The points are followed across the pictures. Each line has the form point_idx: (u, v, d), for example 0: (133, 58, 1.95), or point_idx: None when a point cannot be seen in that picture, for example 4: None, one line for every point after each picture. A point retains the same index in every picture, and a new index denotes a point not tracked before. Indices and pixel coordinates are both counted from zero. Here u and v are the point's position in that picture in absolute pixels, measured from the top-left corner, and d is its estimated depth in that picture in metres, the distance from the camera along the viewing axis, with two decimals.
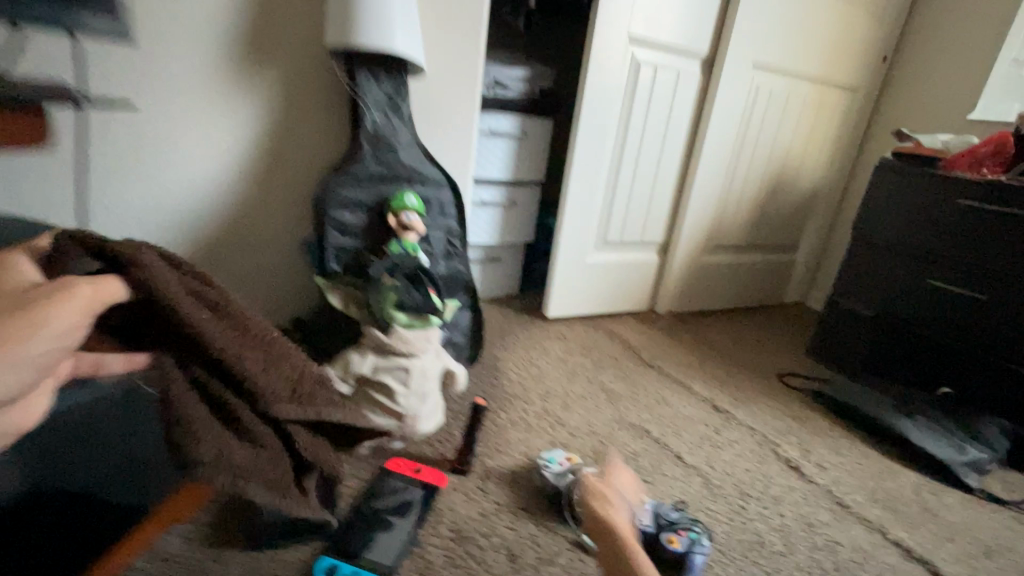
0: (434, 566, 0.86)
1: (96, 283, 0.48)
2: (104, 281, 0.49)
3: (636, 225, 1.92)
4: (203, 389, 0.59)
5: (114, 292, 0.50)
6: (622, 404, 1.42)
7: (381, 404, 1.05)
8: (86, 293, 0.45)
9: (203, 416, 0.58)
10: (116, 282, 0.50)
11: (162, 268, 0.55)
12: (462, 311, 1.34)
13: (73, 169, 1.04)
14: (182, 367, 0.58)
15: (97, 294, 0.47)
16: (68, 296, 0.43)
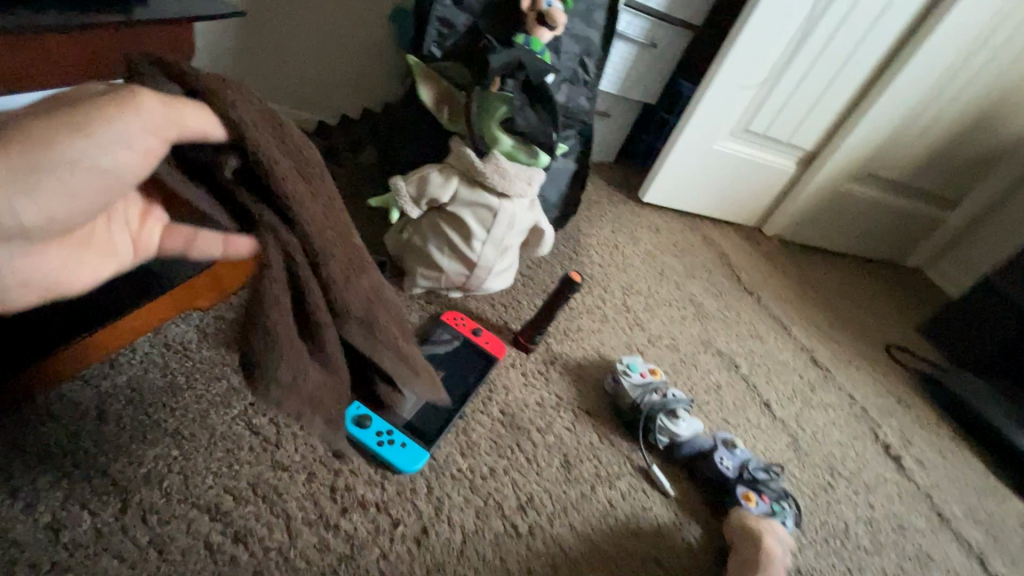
0: (477, 450, 0.71)
1: (144, 91, 0.32)
2: (184, 106, 0.34)
3: (789, 120, 1.51)
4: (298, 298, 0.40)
5: (199, 122, 0.35)
6: (710, 325, 1.19)
7: (451, 243, 0.84)
8: (159, 123, 0.32)
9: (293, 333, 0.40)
10: (201, 111, 0.35)
11: (271, 130, 0.40)
12: (565, 162, 1.05)
13: None
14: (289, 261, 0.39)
15: (170, 118, 0.33)
16: (127, 118, 0.31)
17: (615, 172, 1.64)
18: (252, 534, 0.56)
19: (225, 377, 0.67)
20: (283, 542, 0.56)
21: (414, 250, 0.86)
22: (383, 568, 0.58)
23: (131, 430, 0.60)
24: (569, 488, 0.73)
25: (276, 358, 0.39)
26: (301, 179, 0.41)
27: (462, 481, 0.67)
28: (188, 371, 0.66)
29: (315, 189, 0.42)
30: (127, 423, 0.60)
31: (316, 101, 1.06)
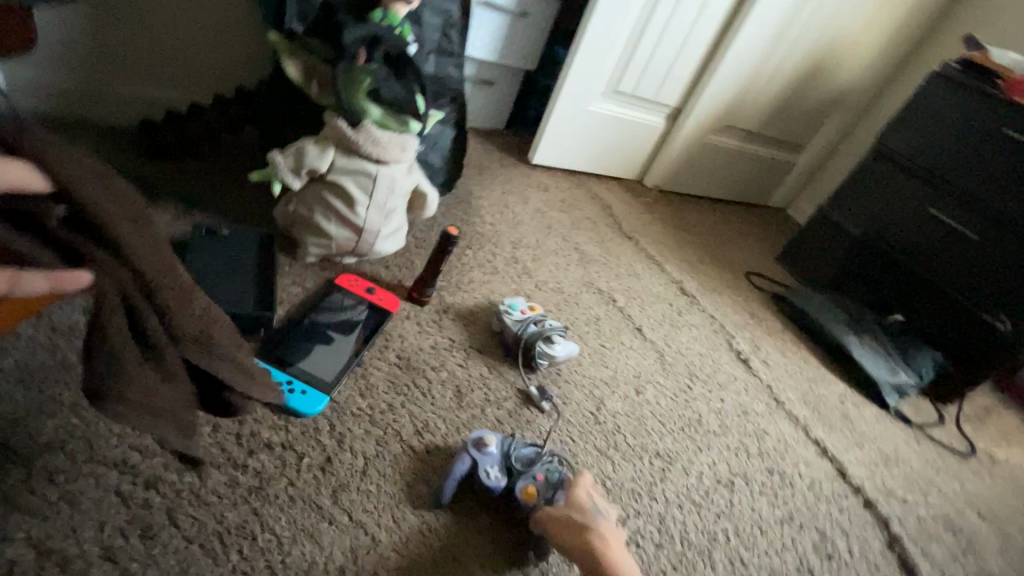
0: (375, 390, 0.80)
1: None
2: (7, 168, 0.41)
3: (653, 79, 1.67)
4: (139, 340, 0.47)
5: (18, 176, 0.41)
6: (593, 269, 1.34)
7: (336, 210, 0.90)
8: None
9: (145, 367, 0.48)
10: (19, 167, 0.41)
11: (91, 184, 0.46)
12: (444, 128, 1.13)
13: None
14: (133, 309, 0.46)
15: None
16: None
17: (505, 137, 1.73)
18: (163, 479, 0.62)
19: None
20: (196, 484, 0.63)
21: (299, 220, 0.92)
22: (291, 493, 0.66)
23: (27, 405, 0.63)
24: (461, 412, 0.84)
25: (132, 395, 0.47)
26: (138, 223, 0.49)
27: (362, 417, 0.76)
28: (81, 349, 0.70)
29: (146, 232, 0.49)
30: (23, 399, 0.63)
31: (190, 82, 1.08)
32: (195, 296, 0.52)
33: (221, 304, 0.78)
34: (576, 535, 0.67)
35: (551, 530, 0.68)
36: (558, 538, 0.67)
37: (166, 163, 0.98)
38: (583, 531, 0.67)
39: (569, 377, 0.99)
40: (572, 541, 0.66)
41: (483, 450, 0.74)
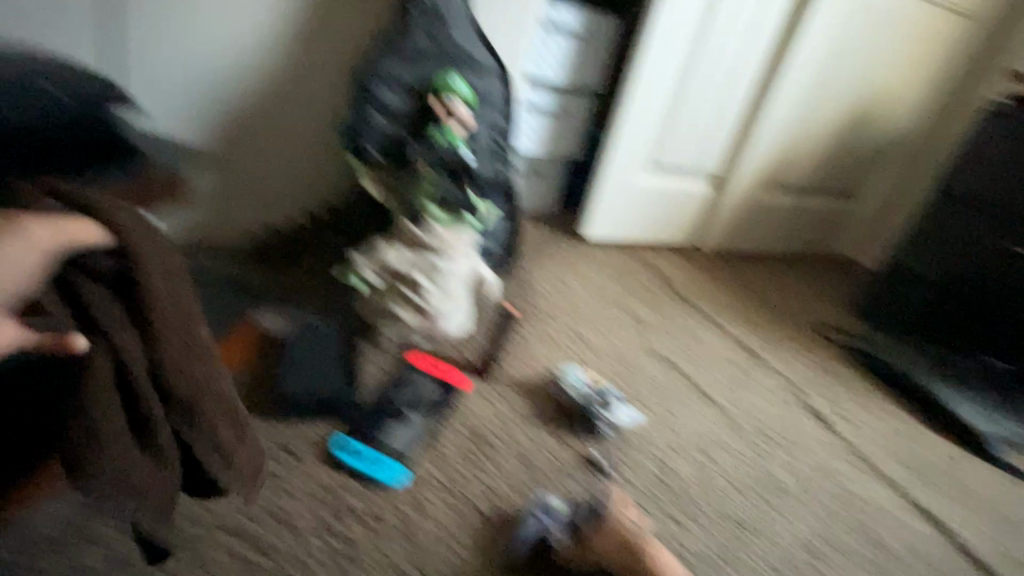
0: (448, 460, 0.87)
1: (35, 219, 0.48)
2: (70, 226, 0.50)
3: (693, 151, 1.77)
4: (124, 388, 0.53)
5: (84, 235, 0.50)
6: (650, 334, 1.37)
7: (408, 298, 1.02)
8: (43, 236, 0.48)
9: (119, 414, 0.52)
10: (88, 227, 0.51)
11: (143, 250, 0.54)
12: (498, 218, 1.26)
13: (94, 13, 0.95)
14: (122, 357, 0.52)
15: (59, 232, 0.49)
16: (37, 227, 0.48)
17: (556, 218, 1.86)
18: (272, 545, 0.71)
19: None
20: (297, 549, 0.72)
21: (378, 310, 1.05)
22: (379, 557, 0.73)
23: None
24: (528, 479, 0.88)
25: (99, 446, 0.51)
26: (164, 275, 0.55)
27: (436, 486, 0.83)
28: None
29: (173, 286, 0.56)
30: None
31: (291, 199, 1.22)
32: (198, 353, 0.58)
33: (316, 389, 0.90)
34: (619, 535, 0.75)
35: (593, 543, 0.76)
36: (602, 544, 0.75)
37: (269, 272, 1.16)
38: (622, 531, 0.76)
39: (633, 442, 1.01)
40: (618, 543, 0.75)
41: (546, 508, 0.82)
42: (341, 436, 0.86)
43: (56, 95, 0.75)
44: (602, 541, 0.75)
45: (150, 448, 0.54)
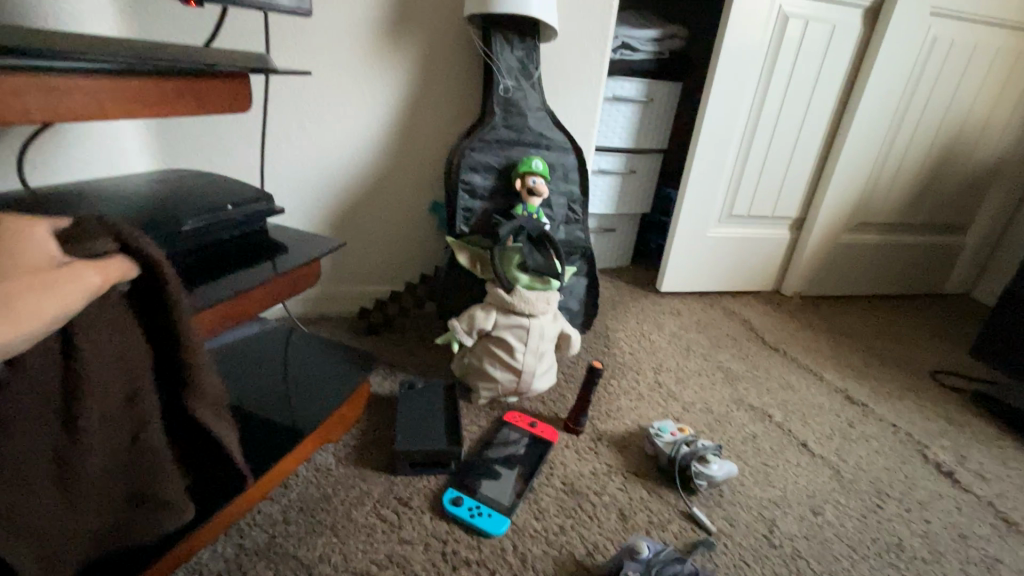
0: (548, 513, 0.91)
1: (82, 263, 0.41)
2: (110, 273, 0.43)
3: (768, 198, 1.76)
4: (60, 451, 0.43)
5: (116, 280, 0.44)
6: (740, 385, 1.35)
7: (500, 358, 1.11)
8: (87, 284, 0.41)
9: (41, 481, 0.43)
10: (118, 269, 0.44)
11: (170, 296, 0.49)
12: (577, 278, 1.34)
13: (243, 133, 1.15)
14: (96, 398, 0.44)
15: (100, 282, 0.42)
16: (87, 275, 0.41)
17: (631, 272, 1.91)
18: None
19: (358, 486, 0.93)
20: None
21: (474, 369, 1.14)
22: None
23: (305, 527, 0.85)
24: (627, 534, 0.89)
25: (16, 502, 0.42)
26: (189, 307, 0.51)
27: (539, 539, 0.87)
28: (334, 485, 0.92)
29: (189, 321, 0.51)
30: (302, 522, 0.85)
31: (392, 274, 1.40)
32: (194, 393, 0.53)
33: (424, 444, 0.98)
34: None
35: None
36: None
37: (374, 338, 1.30)
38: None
39: (733, 498, 0.99)
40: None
41: (636, 556, 0.79)
42: (448, 488, 0.93)
43: (222, 203, 0.90)
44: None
45: (66, 481, 0.45)
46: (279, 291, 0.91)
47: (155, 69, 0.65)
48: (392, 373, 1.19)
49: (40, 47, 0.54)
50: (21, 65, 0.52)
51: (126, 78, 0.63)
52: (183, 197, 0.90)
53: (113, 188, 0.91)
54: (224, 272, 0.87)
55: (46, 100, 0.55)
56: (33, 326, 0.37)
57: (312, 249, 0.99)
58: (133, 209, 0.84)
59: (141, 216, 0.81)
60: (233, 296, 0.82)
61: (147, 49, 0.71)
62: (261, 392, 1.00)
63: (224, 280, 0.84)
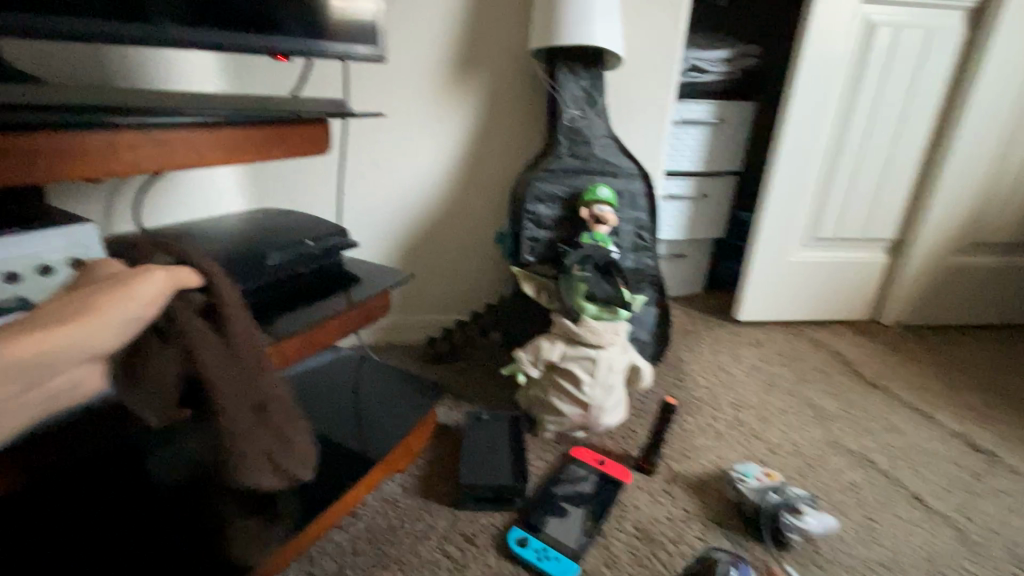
0: (619, 561, 0.85)
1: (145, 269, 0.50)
2: (173, 280, 0.52)
3: (859, 218, 1.62)
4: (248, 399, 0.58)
5: (188, 280, 0.54)
6: (835, 426, 1.21)
7: (567, 391, 1.07)
8: (160, 280, 0.51)
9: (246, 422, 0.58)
10: (187, 273, 0.55)
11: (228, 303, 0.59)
12: (648, 308, 1.29)
13: (322, 173, 1.23)
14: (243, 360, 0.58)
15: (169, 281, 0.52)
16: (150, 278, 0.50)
17: (705, 299, 1.81)
18: None
19: (423, 519, 0.92)
20: None
21: (541, 402, 1.10)
22: None
23: (371, 559, 0.85)
24: None
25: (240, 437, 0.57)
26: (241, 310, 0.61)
27: None
28: (400, 516, 0.92)
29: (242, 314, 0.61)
30: (368, 554, 0.85)
31: (459, 303, 1.42)
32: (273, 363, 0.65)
33: (489, 478, 0.96)
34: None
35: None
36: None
37: (441, 368, 1.31)
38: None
39: (831, 556, 0.88)
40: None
41: None
42: (513, 527, 0.90)
43: (304, 238, 0.96)
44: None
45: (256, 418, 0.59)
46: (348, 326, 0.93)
47: (238, 120, 0.69)
48: (458, 402, 1.18)
49: (132, 109, 0.59)
50: (138, 124, 0.59)
51: (224, 128, 0.69)
52: (269, 234, 0.97)
53: (210, 227, 0.99)
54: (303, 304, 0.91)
55: (146, 152, 0.61)
56: (123, 316, 0.47)
57: (384, 281, 1.02)
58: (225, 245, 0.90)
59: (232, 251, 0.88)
60: (305, 330, 0.85)
61: (240, 101, 0.77)
62: (333, 419, 1.03)
63: (294, 316, 0.87)
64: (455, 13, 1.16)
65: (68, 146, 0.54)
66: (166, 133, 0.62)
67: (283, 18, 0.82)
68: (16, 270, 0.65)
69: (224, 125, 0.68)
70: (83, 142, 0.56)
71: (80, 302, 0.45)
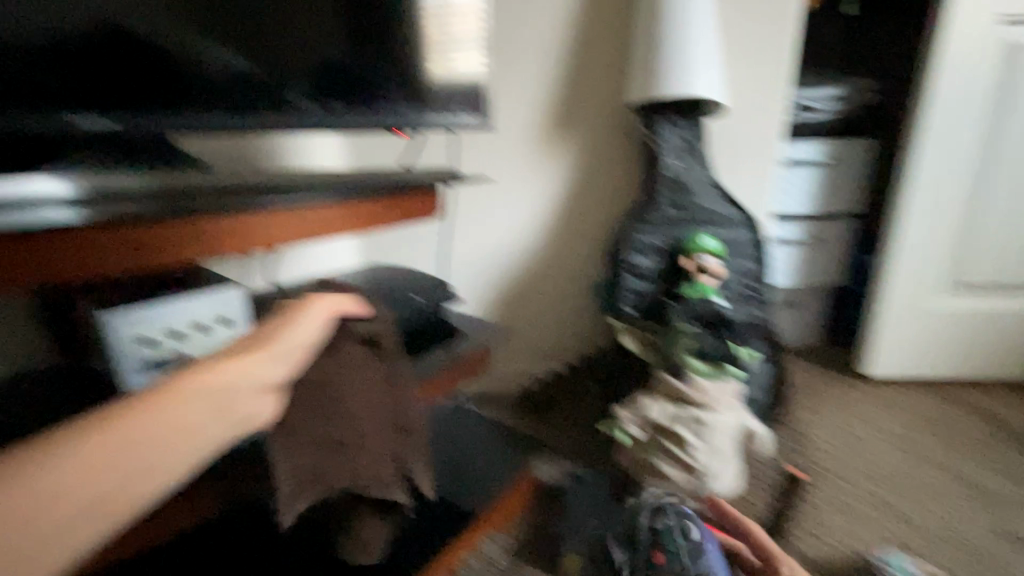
0: None
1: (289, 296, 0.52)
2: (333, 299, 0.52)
3: (1015, 262, 1.40)
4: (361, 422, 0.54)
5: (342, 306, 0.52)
6: (1006, 513, 1.02)
7: (676, 456, 0.98)
8: (314, 307, 0.49)
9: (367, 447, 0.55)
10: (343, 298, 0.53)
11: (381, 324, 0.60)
12: (759, 365, 1.19)
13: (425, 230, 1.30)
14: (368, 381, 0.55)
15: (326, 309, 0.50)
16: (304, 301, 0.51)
17: (821, 352, 1.64)
18: None
19: None
20: None
21: (644, 465, 1.02)
22: None
23: None
24: None
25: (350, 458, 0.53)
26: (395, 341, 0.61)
27: None
28: None
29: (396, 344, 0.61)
30: None
31: (553, 354, 1.41)
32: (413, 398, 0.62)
33: (593, 547, 0.91)
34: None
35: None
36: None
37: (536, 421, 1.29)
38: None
39: None
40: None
41: None
42: None
43: (412, 295, 1.01)
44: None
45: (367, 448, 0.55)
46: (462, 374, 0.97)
47: (349, 196, 0.75)
48: (555, 460, 1.15)
49: (265, 194, 0.67)
50: (286, 205, 0.68)
51: (354, 202, 0.76)
52: (380, 291, 1.03)
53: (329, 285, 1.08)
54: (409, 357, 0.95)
55: (283, 229, 0.68)
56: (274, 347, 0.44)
57: (485, 336, 1.05)
58: None
59: None
60: (427, 377, 0.89)
61: (361, 176, 0.85)
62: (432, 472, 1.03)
63: (418, 364, 0.92)
64: (552, 77, 1.21)
65: (236, 225, 0.63)
66: (298, 211, 0.69)
67: (398, 96, 0.90)
68: (174, 327, 0.73)
69: (346, 200, 0.75)
70: (233, 225, 0.63)
71: (251, 337, 0.45)
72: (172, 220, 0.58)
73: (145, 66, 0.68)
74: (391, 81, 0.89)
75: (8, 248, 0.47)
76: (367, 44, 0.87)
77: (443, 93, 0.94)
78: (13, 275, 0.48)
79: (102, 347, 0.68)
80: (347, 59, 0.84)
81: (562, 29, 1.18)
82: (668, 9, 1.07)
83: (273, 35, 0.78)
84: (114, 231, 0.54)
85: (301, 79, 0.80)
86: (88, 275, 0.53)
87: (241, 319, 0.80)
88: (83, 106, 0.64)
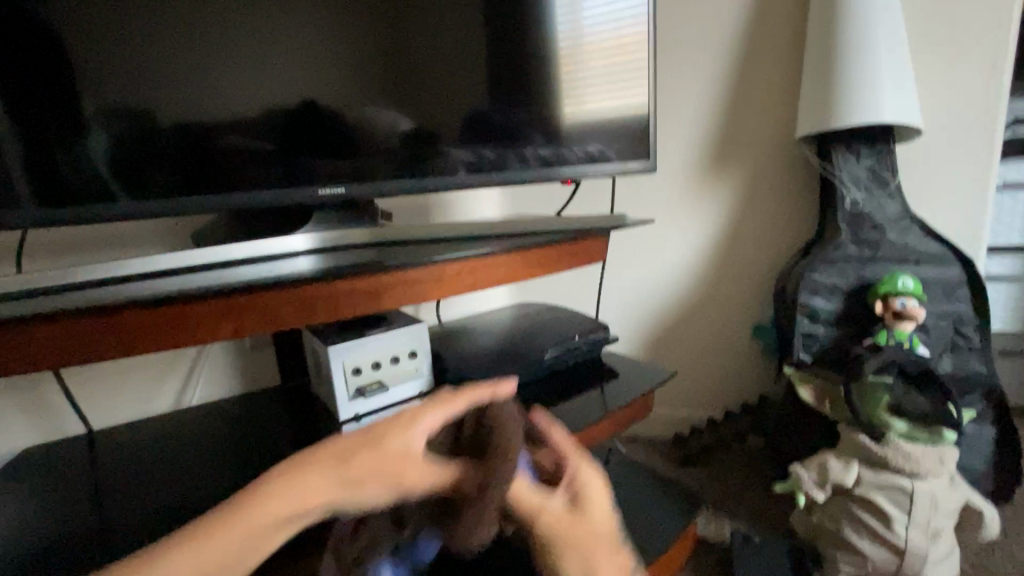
0: None
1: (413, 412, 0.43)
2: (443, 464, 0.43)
3: None
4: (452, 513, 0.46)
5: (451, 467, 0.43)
6: None
7: (868, 525, 0.88)
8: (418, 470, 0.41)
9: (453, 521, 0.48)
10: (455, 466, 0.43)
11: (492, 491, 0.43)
12: (978, 429, 1.00)
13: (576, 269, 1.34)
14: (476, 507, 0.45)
15: (414, 465, 0.41)
16: (411, 430, 0.42)
17: None
18: None
19: None
20: None
21: (830, 532, 0.92)
22: None
23: None
24: None
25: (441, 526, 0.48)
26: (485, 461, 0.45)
27: None
28: None
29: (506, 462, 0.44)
30: None
31: (709, 399, 1.33)
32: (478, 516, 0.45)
33: None
34: (588, 505, 0.46)
35: (539, 506, 0.45)
36: (544, 525, 0.45)
37: (693, 469, 1.22)
38: (601, 518, 0.47)
39: None
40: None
41: None
42: None
43: (574, 333, 1.04)
44: (569, 522, 0.45)
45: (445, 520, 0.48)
46: (630, 416, 0.96)
47: (531, 245, 0.80)
48: (718, 514, 1.07)
49: (464, 247, 0.74)
50: (473, 255, 0.73)
51: (529, 250, 0.80)
52: (542, 329, 1.07)
53: (492, 322, 1.16)
54: (574, 396, 0.97)
55: (477, 276, 0.75)
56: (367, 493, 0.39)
57: (644, 377, 1.03)
58: (508, 339, 1.04)
59: (515, 345, 1.00)
60: (600, 417, 0.90)
61: (536, 223, 0.90)
62: None
63: (585, 406, 0.94)
64: (709, 112, 1.18)
65: (429, 273, 0.71)
66: (489, 260, 0.76)
67: (564, 147, 0.95)
68: (379, 359, 0.84)
69: (529, 250, 0.80)
70: (439, 275, 0.71)
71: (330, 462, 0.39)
72: (394, 273, 0.67)
73: (357, 140, 0.82)
74: (559, 135, 0.95)
75: (286, 294, 0.60)
76: (537, 99, 0.93)
77: (600, 138, 0.97)
78: (288, 315, 0.61)
79: (333, 384, 0.81)
80: (521, 116, 0.92)
81: (721, 66, 1.16)
82: (845, 30, 0.98)
83: (460, 103, 0.88)
84: (354, 280, 0.65)
85: (482, 140, 0.90)
86: (329, 317, 0.64)
87: (428, 352, 0.90)
88: (320, 181, 0.80)
